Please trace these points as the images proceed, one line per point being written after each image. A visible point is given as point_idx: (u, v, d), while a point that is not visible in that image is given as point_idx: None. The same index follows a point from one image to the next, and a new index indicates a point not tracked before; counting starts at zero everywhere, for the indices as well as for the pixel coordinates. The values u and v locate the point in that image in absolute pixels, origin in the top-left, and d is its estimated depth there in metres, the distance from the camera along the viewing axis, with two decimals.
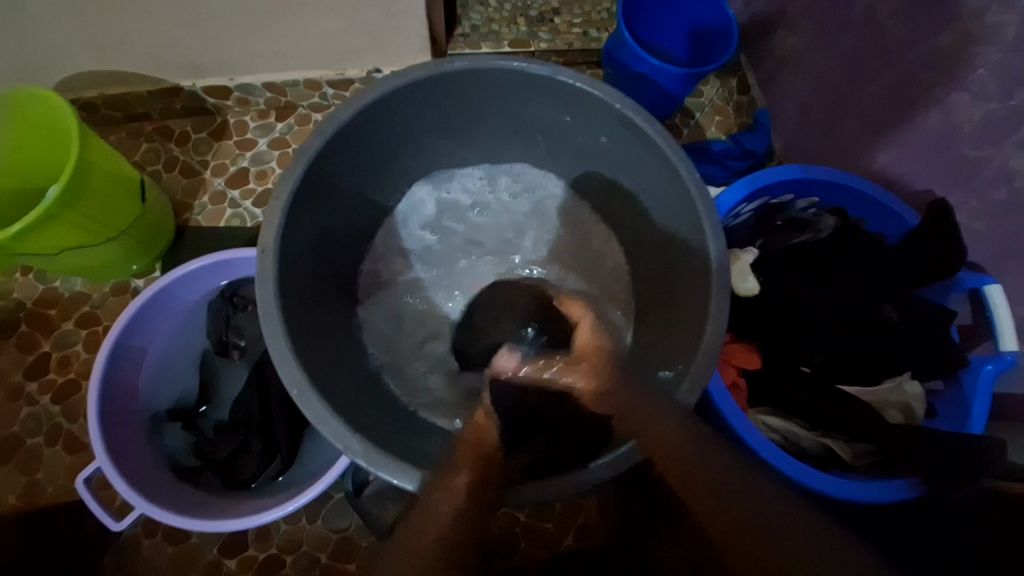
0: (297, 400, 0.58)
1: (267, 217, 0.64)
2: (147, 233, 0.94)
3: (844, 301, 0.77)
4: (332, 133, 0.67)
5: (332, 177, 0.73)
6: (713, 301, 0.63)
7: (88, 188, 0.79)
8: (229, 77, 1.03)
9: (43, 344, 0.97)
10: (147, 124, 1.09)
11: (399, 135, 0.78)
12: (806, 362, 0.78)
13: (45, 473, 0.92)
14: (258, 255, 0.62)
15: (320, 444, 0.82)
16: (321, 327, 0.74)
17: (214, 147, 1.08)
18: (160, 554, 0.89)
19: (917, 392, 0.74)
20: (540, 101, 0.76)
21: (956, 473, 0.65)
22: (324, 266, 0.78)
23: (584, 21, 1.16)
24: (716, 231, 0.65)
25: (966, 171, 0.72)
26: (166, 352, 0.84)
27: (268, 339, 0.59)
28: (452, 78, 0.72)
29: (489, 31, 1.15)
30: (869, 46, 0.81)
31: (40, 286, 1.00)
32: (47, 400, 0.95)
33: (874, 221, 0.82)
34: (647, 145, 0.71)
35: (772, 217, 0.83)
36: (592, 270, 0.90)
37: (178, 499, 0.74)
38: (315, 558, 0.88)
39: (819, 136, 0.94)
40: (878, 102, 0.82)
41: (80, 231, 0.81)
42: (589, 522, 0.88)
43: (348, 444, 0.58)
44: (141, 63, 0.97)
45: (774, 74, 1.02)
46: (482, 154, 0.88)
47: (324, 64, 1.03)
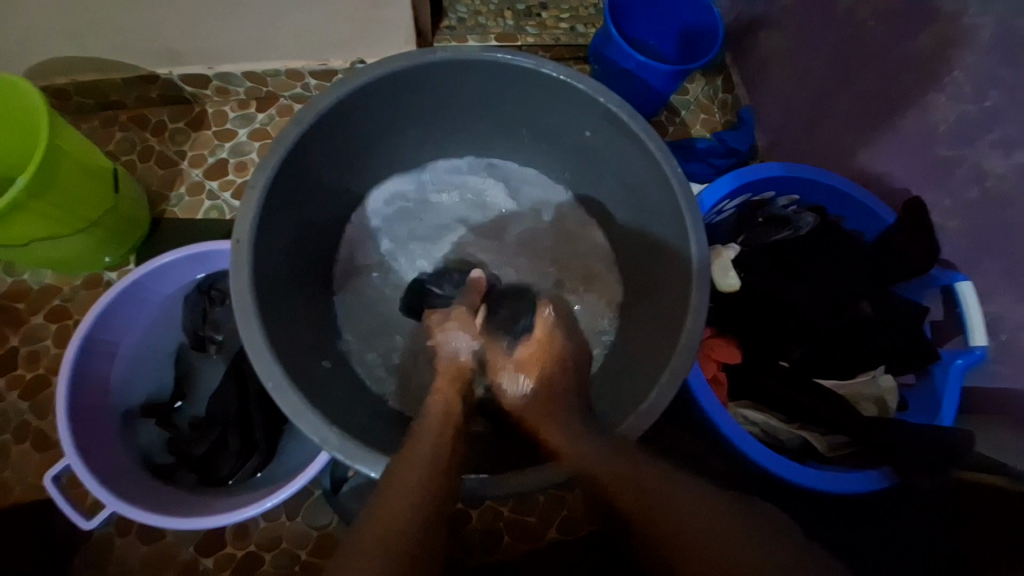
0: (273, 393, 0.57)
1: (242, 207, 0.62)
2: (121, 224, 0.91)
3: (822, 296, 0.78)
4: (310, 122, 0.66)
5: (311, 167, 0.71)
6: (694, 295, 0.64)
7: (58, 178, 0.76)
8: (208, 66, 1.01)
9: (11, 338, 0.94)
10: (121, 113, 1.06)
11: (381, 126, 0.77)
12: (785, 356, 0.79)
13: (13, 471, 0.89)
14: (232, 247, 0.60)
15: (297, 440, 0.80)
16: (299, 320, 0.73)
17: (191, 138, 1.06)
18: (134, 553, 0.87)
19: (890, 385, 0.76)
20: (523, 93, 0.76)
21: (927, 463, 0.67)
22: (303, 258, 0.76)
23: (571, 17, 1.16)
24: (698, 226, 0.66)
25: (941, 170, 0.74)
26: (140, 346, 0.81)
27: (244, 332, 0.58)
28: (434, 69, 0.71)
29: (475, 24, 1.14)
30: (849, 47, 0.82)
31: (8, 278, 0.96)
32: (14, 396, 0.92)
33: (852, 218, 0.83)
34: (630, 139, 0.71)
35: (753, 214, 0.84)
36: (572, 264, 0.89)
37: (151, 496, 0.72)
38: (294, 556, 0.87)
39: (801, 135, 0.95)
40: (858, 101, 0.83)
41: (49, 222, 0.79)
42: (572, 515, 0.87)
43: (326, 439, 0.57)
44: (114, 49, 0.94)
45: (757, 72, 1.03)
46: (466, 147, 0.88)
47: (306, 53, 1.01)
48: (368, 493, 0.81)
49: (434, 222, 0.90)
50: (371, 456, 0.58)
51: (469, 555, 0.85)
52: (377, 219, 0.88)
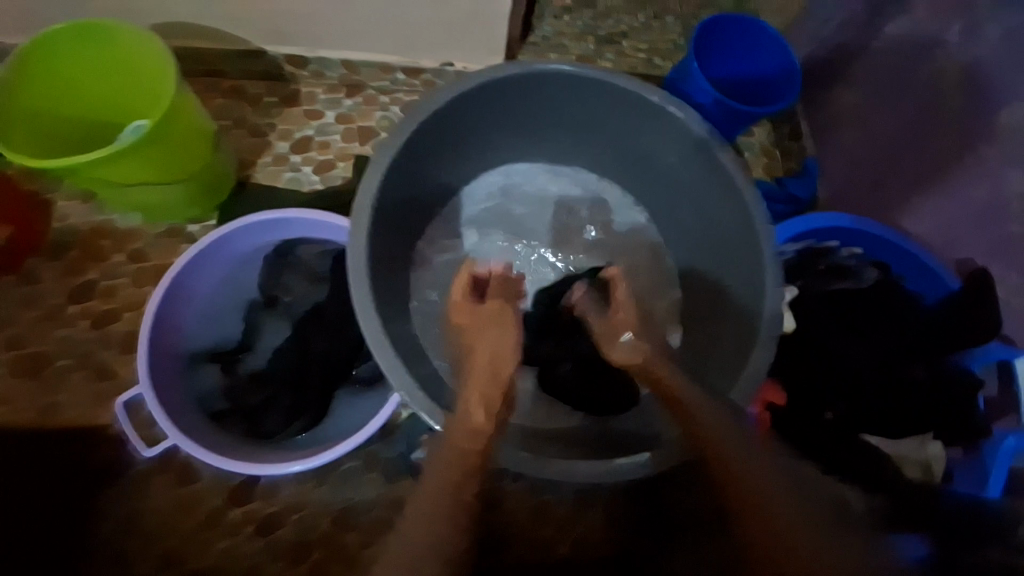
0: (372, 348, 0.63)
1: (365, 179, 0.70)
2: (212, 181, 0.98)
3: (873, 350, 0.80)
4: (433, 113, 0.73)
5: (421, 154, 0.77)
6: (765, 334, 0.67)
7: (171, 130, 0.83)
8: (310, 49, 1.08)
9: (90, 271, 1.01)
10: (223, 81, 1.14)
11: (484, 126, 0.83)
12: (829, 408, 0.79)
13: (70, 395, 0.95)
14: (353, 213, 0.67)
15: (344, 409, 0.83)
16: (391, 292, 0.79)
17: (283, 113, 1.13)
18: (170, 491, 0.91)
19: (939, 453, 0.78)
20: (619, 115, 0.80)
21: (970, 534, 0.66)
22: (398, 235, 0.82)
23: (649, 48, 1.21)
24: (776, 263, 0.69)
25: (1010, 247, 0.74)
26: (215, 296, 0.87)
27: (354, 290, 0.65)
28: (544, 81, 0.77)
29: (558, 44, 1.20)
30: (929, 114, 0.84)
31: (97, 216, 1.03)
32: (84, 324, 0.98)
33: (913, 279, 0.84)
34: (717, 172, 0.75)
35: (814, 262, 0.85)
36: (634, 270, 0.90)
37: (207, 437, 0.77)
38: (317, 521, 0.90)
39: (865, 193, 0.97)
40: (932, 168, 0.85)
41: (155, 169, 0.85)
42: (588, 532, 0.88)
43: (414, 397, 0.63)
44: (231, 23, 1.02)
45: (829, 126, 1.05)
46: (547, 154, 0.91)
47: (400, 50, 1.08)
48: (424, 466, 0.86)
49: (508, 212, 0.92)
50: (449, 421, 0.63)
51: (484, 550, 0.87)
52: (467, 204, 0.91)
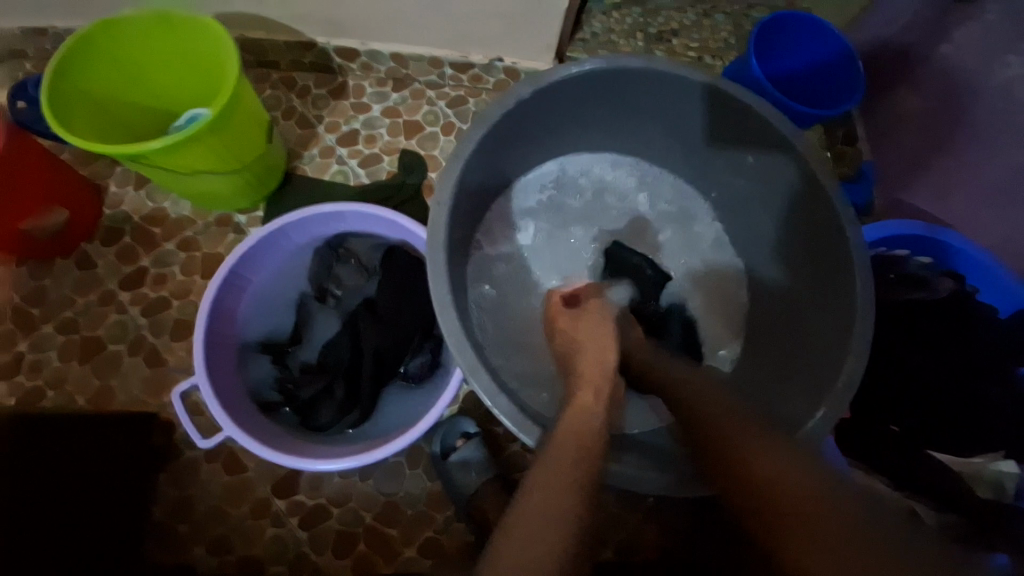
0: (453, 347, 0.62)
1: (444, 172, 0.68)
2: (264, 172, 0.98)
3: (946, 366, 0.76)
4: (511, 107, 0.71)
5: (495, 150, 0.76)
6: (855, 339, 0.65)
7: (233, 120, 0.83)
8: (361, 41, 1.08)
9: (142, 258, 1.02)
10: (273, 72, 1.14)
11: (550, 121, 0.81)
12: (896, 421, 0.77)
13: (122, 380, 0.96)
14: (434, 207, 0.66)
15: (395, 405, 0.83)
16: (462, 286, 0.77)
17: (331, 105, 1.13)
18: (216, 480, 0.91)
19: (1013, 471, 0.72)
20: (692, 112, 0.78)
21: None
22: (466, 231, 0.81)
23: (700, 46, 1.18)
24: (863, 267, 0.66)
25: None
26: (266, 286, 0.86)
27: (433, 288, 0.64)
28: (621, 75, 0.75)
29: (608, 40, 1.18)
30: (1007, 118, 0.81)
31: (149, 203, 1.04)
32: (135, 311, 0.99)
33: (987, 291, 0.80)
34: (797, 173, 0.73)
35: (883, 271, 0.81)
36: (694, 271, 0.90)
37: (261, 431, 0.76)
38: (359, 517, 0.90)
39: (931, 201, 0.94)
40: (1008, 175, 0.81)
41: (214, 158, 0.85)
42: (631, 537, 0.88)
43: (495, 399, 0.62)
44: (287, 13, 1.02)
45: (891, 130, 1.02)
46: (609, 147, 0.90)
47: (451, 44, 1.07)
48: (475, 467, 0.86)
49: (568, 207, 0.93)
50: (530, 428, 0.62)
51: None
52: (521, 198, 0.90)
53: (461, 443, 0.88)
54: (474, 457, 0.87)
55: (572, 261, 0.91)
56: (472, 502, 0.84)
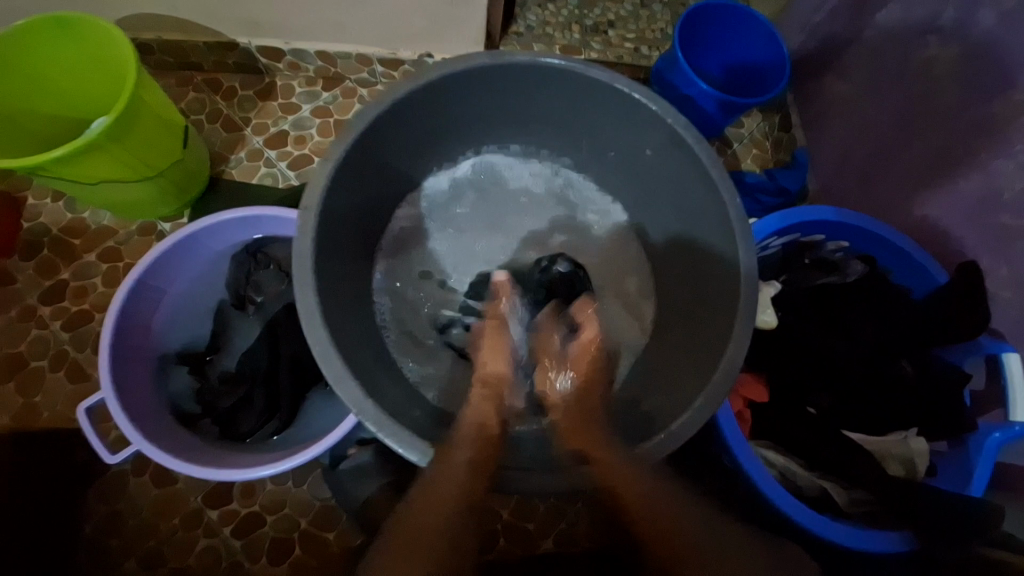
0: (319, 359, 0.60)
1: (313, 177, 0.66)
2: (183, 178, 0.95)
3: (862, 348, 0.77)
4: (389, 105, 0.69)
5: (381, 147, 0.74)
6: (737, 326, 0.64)
7: (137, 126, 0.81)
8: (284, 41, 1.05)
9: (63, 272, 0.99)
10: (198, 74, 1.11)
11: (446, 119, 0.79)
12: (812, 403, 0.78)
13: (45, 397, 0.93)
14: (300, 213, 0.63)
15: (319, 410, 0.82)
16: (347, 293, 0.75)
17: (259, 106, 1.10)
18: (145, 494, 0.89)
19: (922, 449, 0.74)
20: (593, 106, 0.77)
21: (947, 534, 0.65)
22: (357, 233, 0.78)
23: (637, 37, 1.17)
24: (750, 255, 0.66)
25: (1001, 240, 0.72)
26: (183, 296, 0.86)
27: (299, 296, 0.61)
28: (513, 70, 0.73)
29: (543, 33, 1.16)
30: (919, 102, 0.81)
31: (69, 214, 1.01)
32: (57, 326, 0.96)
33: (900, 272, 0.82)
34: (692, 164, 0.72)
35: (800, 255, 0.84)
36: (611, 264, 0.89)
37: (173, 441, 0.75)
38: (295, 523, 0.89)
39: (855, 184, 0.94)
40: (921, 159, 0.82)
41: (121, 166, 0.83)
42: (572, 528, 0.87)
43: (362, 408, 0.59)
44: (203, 13, 0.99)
45: (819, 116, 1.02)
46: (520, 145, 0.88)
47: (379, 42, 1.05)
48: (371, 474, 0.84)
49: (482, 210, 0.91)
50: (420, 446, 0.60)
51: None
52: (430, 201, 0.89)
53: (354, 450, 0.85)
54: (366, 463, 0.84)
55: (485, 265, 0.90)
56: (364, 510, 0.82)
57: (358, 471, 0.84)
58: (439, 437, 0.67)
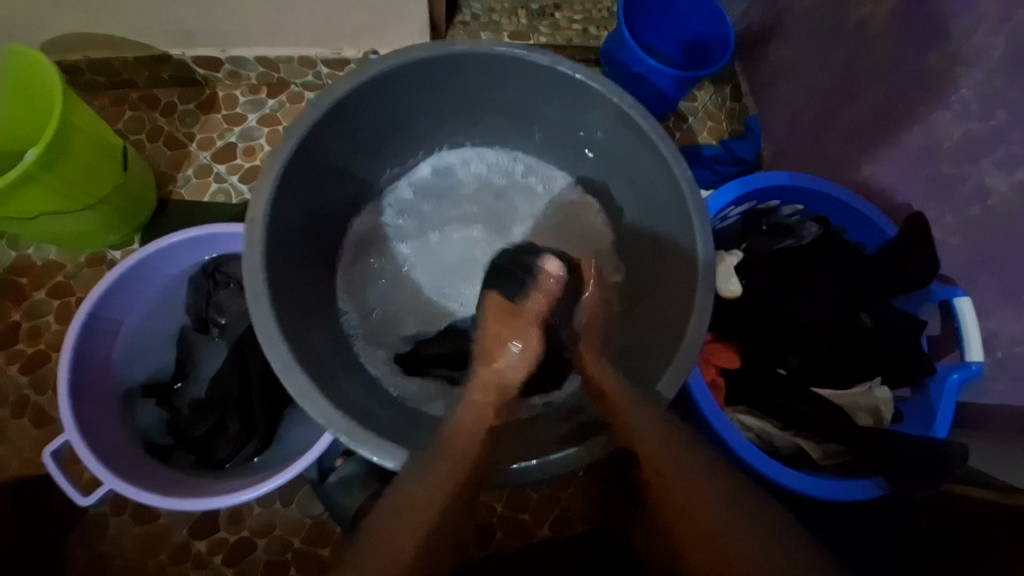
0: (281, 373, 0.58)
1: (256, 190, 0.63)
2: (128, 203, 0.91)
3: (824, 308, 0.80)
4: (327, 109, 0.67)
5: (325, 153, 0.72)
6: (699, 298, 0.65)
7: (69, 153, 0.76)
8: (221, 48, 1.01)
9: (12, 313, 0.94)
10: (132, 92, 1.06)
11: (391, 118, 0.77)
12: (783, 363, 0.80)
13: (9, 446, 0.89)
14: (246, 228, 0.61)
15: (297, 426, 0.81)
16: (306, 306, 0.73)
17: (202, 120, 1.05)
18: (128, 532, 0.87)
19: (886, 397, 0.78)
20: (538, 91, 0.76)
21: (918, 474, 0.68)
22: (311, 244, 0.76)
23: (584, 18, 1.15)
24: (704, 226, 0.67)
25: (944, 187, 0.75)
26: (142, 326, 0.83)
27: (254, 313, 0.59)
28: (453, 62, 0.72)
29: (488, 21, 1.14)
30: (858, 60, 0.83)
31: (12, 252, 0.96)
32: (13, 370, 0.92)
33: (854, 230, 0.84)
34: (641, 141, 0.72)
35: (757, 222, 0.86)
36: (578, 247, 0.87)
37: (146, 474, 0.73)
38: (287, 542, 0.88)
39: (807, 147, 0.96)
40: (865, 116, 0.84)
41: (58, 197, 0.79)
42: (566, 513, 0.88)
43: (331, 421, 0.59)
44: (128, 27, 0.94)
45: (767, 82, 1.03)
46: (473, 138, 0.88)
47: (319, 41, 1.01)
48: (360, 484, 0.83)
49: (442, 208, 0.91)
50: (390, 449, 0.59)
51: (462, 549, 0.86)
52: (390, 203, 0.89)
53: (340, 461, 0.84)
54: (356, 472, 0.84)
55: (450, 263, 0.89)
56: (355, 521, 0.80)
57: (346, 483, 0.83)
58: (418, 441, 0.67)
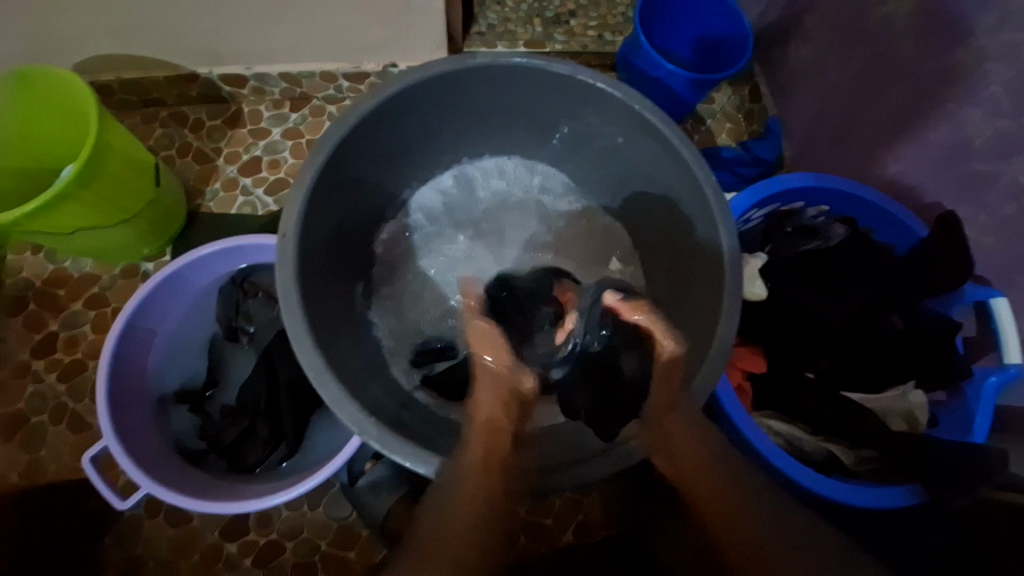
0: (314, 381, 0.60)
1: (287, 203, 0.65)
2: (160, 216, 0.94)
3: (852, 311, 0.78)
4: (353, 123, 0.68)
5: (351, 167, 0.73)
6: (727, 302, 0.64)
7: (105, 170, 0.80)
8: (247, 66, 1.04)
9: (51, 324, 0.98)
10: (161, 109, 1.10)
11: (414, 130, 0.79)
12: (811, 368, 0.79)
13: (48, 452, 0.92)
14: (279, 240, 0.63)
15: (325, 433, 0.83)
16: (336, 314, 0.74)
17: (228, 134, 1.09)
18: (161, 536, 0.89)
19: (921, 402, 0.76)
20: (559, 100, 0.77)
21: (956, 480, 0.66)
22: (338, 253, 0.78)
23: (600, 24, 1.16)
24: (730, 230, 0.67)
25: (975, 186, 0.73)
26: (175, 335, 0.85)
27: (287, 323, 0.61)
28: (475, 73, 0.73)
29: (505, 30, 1.15)
30: (881, 59, 0.82)
31: (50, 265, 1.00)
32: (52, 379, 0.95)
33: (883, 230, 0.83)
34: (663, 147, 0.72)
35: (781, 224, 0.84)
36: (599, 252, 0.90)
37: (181, 479, 0.75)
38: (315, 546, 0.89)
39: (829, 147, 0.95)
40: (890, 115, 0.83)
41: (95, 212, 0.82)
42: (590, 519, 0.87)
43: (363, 427, 0.59)
44: (159, 47, 0.97)
45: (786, 83, 1.02)
46: (493, 148, 0.88)
47: (341, 56, 1.03)
48: (389, 488, 0.84)
49: (464, 214, 0.92)
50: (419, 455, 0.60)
51: None
52: (413, 209, 0.90)
53: (369, 466, 0.86)
54: (384, 476, 0.85)
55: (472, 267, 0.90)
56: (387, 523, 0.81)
57: (374, 486, 0.84)
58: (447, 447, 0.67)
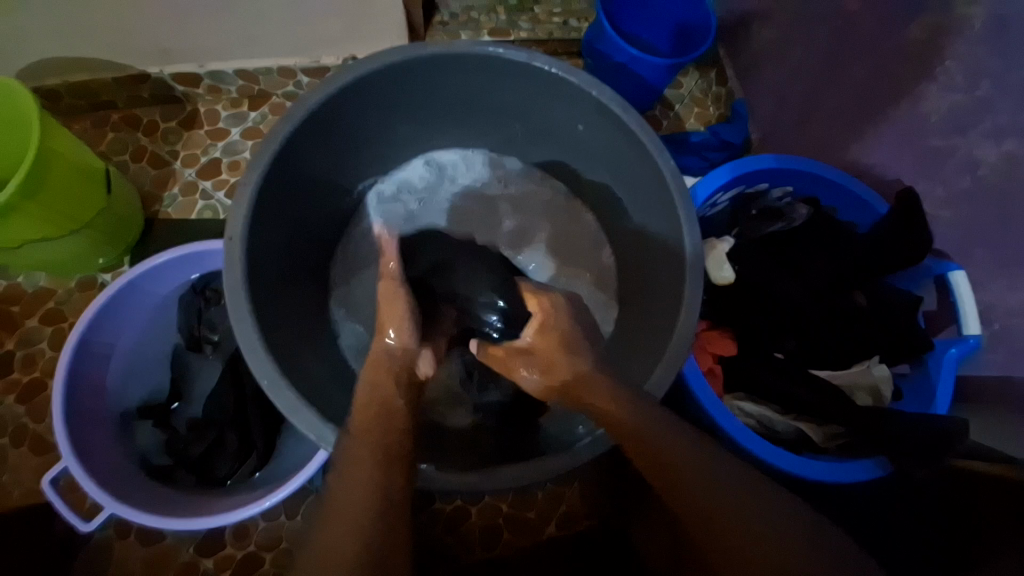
0: (269, 392, 0.58)
1: (233, 206, 0.63)
2: (114, 226, 0.91)
3: (818, 291, 0.79)
4: (301, 119, 0.66)
5: (303, 165, 0.71)
6: (688, 288, 0.64)
7: (49, 180, 0.76)
8: (198, 64, 1.00)
9: (6, 343, 0.94)
10: (112, 113, 1.05)
11: (368, 123, 0.76)
12: (780, 348, 0.80)
13: (10, 476, 0.88)
14: (225, 245, 0.61)
15: (295, 439, 0.81)
16: (291, 321, 0.72)
17: (185, 137, 1.04)
18: (135, 554, 0.87)
19: (885, 375, 0.77)
20: (517, 88, 0.76)
21: (923, 453, 0.67)
22: (293, 256, 0.76)
23: (563, 11, 1.14)
24: (691, 215, 0.66)
25: (934, 160, 0.74)
26: (135, 347, 0.83)
27: (237, 332, 0.59)
28: (425, 65, 0.71)
29: (467, 19, 1.12)
30: (841, 38, 0.82)
31: (2, 282, 0.96)
32: (11, 400, 0.91)
33: (845, 210, 0.84)
34: (622, 133, 0.71)
35: (747, 207, 0.85)
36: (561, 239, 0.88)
37: (146, 496, 0.73)
38: (295, 555, 0.87)
39: (793, 128, 0.95)
40: (850, 94, 0.83)
41: (43, 224, 0.78)
42: (573, 509, 0.87)
43: (321, 436, 0.58)
44: (106, 49, 0.93)
45: (751, 65, 1.02)
46: (453, 142, 0.87)
47: (297, 51, 1.00)
48: None
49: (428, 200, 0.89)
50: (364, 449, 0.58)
51: (469, 550, 0.86)
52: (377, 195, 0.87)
53: None
54: None
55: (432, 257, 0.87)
56: None
57: None
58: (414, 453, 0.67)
